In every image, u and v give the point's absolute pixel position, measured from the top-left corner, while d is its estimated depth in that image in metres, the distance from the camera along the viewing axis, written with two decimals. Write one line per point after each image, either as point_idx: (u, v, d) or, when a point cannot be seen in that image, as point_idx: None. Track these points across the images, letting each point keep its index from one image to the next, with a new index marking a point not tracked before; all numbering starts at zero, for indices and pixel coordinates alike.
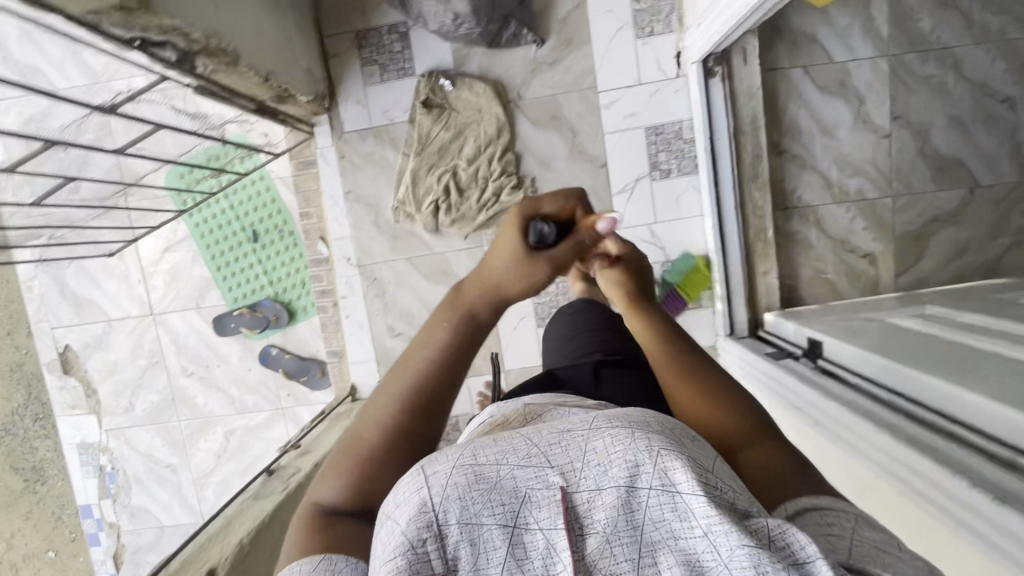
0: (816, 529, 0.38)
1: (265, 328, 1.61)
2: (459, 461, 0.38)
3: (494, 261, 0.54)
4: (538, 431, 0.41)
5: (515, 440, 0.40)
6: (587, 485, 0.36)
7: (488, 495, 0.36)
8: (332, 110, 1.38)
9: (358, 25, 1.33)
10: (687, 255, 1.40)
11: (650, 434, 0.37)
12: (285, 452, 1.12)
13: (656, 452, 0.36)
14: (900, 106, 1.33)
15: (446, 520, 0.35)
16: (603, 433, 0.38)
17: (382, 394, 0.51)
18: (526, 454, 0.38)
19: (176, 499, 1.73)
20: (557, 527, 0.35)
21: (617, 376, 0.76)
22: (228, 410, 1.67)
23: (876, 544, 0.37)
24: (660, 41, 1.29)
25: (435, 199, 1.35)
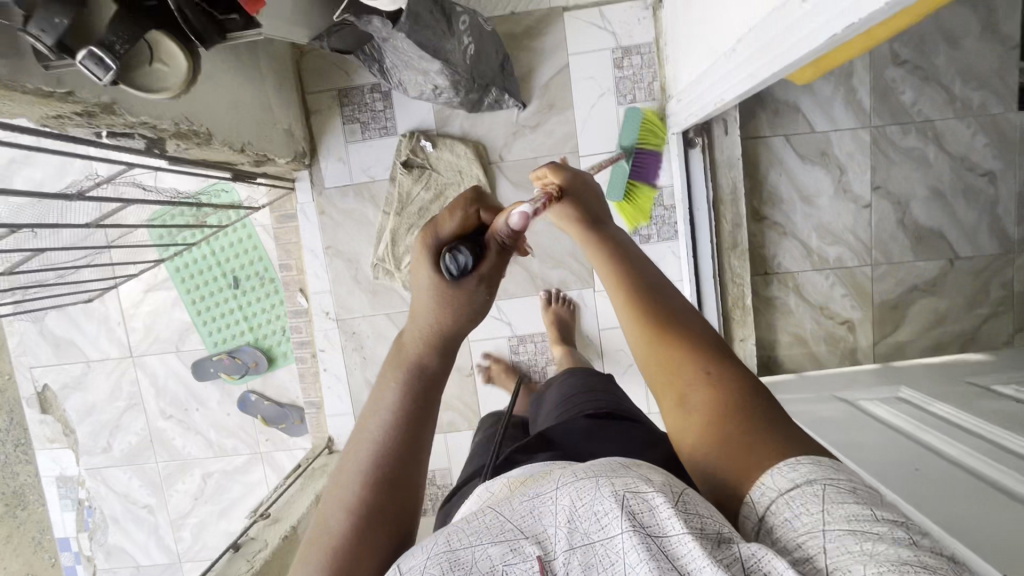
0: (789, 527, 0.37)
1: (244, 374, 1.60)
2: (433, 551, 0.38)
3: (419, 302, 0.51)
4: (508, 500, 0.42)
5: (483, 514, 0.41)
6: (564, 550, 0.37)
7: (467, 574, 0.36)
8: (313, 166, 1.37)
9: (341, 83, 1.33)
10: (634, 111, 1.29)
11: (613, 479, 0.39)
12: (253, 522, 1.12)
13: (623, 498, 0.37)
14: (881, 177, 1.32)
15: None
16: (568, 487, 0.39)
17: (346, 476, 0.46)
18: (497, 524, 0.39)
19: (153, 538, 1.73)
20: None
21: (611, 428, 0.71)
22: (206, 453, 1.67)
23: (849, 523, 0.35)
24: (642, 108, 1.29)
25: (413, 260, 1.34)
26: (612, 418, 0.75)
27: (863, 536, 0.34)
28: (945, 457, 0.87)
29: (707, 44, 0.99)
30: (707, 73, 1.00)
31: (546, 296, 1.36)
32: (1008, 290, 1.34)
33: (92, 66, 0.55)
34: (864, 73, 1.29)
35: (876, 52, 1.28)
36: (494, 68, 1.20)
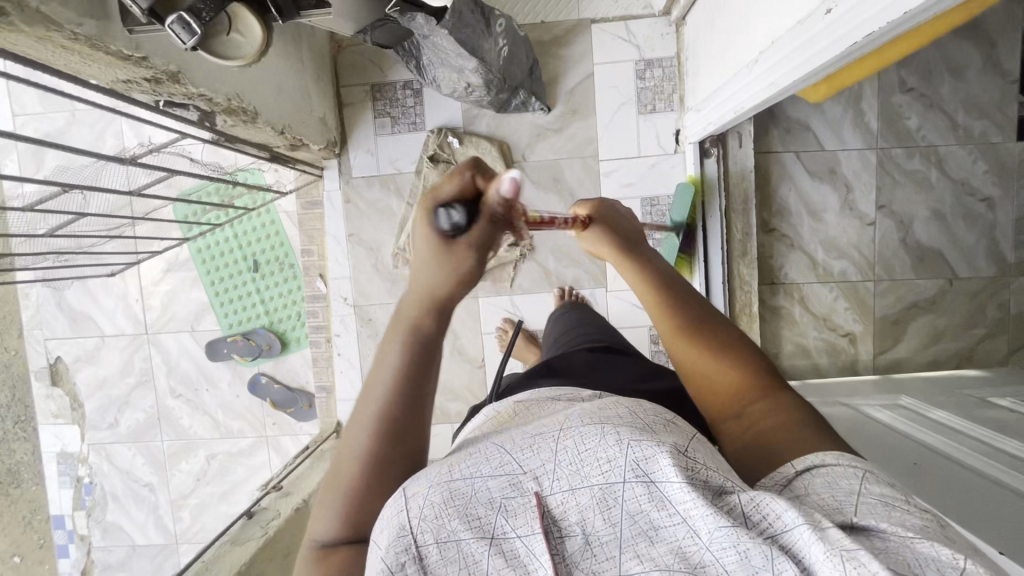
0: (820, 485, 0.40)
1: (256, 356, 1.62)
2: (439, 481, 0.42)
3: (419, 262, 0.48)
4: (512, 438, 0.46)
5: (490, 452, 0.44)
6: (560, 488, 0.41)
7: (467, 504, 0.41)
8: (342, 156, 1.43)
9: (374, 78, 1.39)
10: (686, 187, 1.32)
11: (618, 429, 0.42)
12: (265, 494, 1.13)
13: (626, 445, 0.41)
14: (885, 197, 1.39)
15: (423, 541, 0.39)
16: (576, 432, 0.43)
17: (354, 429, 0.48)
18: (500, 464, 0.43)
19: (151, 518, 1.73)
20: (534, 532, 0.39)
21: (612, 360, 0.79)
22: (212, 434, 1.68)
23: (882, 498, 0.39)
24: (661, 118, 1.36)
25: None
26: (610, 351, 0.84)
27: (888, 505, 0.38)
28: (945, 456, 0.90)
29: (729, 57, 1.05)
30: (728, 84, 1.06)
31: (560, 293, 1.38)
32: (1003, 312, 1.40)
33: (179, 29, 0.61)
34: (872, 97, 1.36)
35: (885, 79, 1.35)
36: (524, 72, 1.26)
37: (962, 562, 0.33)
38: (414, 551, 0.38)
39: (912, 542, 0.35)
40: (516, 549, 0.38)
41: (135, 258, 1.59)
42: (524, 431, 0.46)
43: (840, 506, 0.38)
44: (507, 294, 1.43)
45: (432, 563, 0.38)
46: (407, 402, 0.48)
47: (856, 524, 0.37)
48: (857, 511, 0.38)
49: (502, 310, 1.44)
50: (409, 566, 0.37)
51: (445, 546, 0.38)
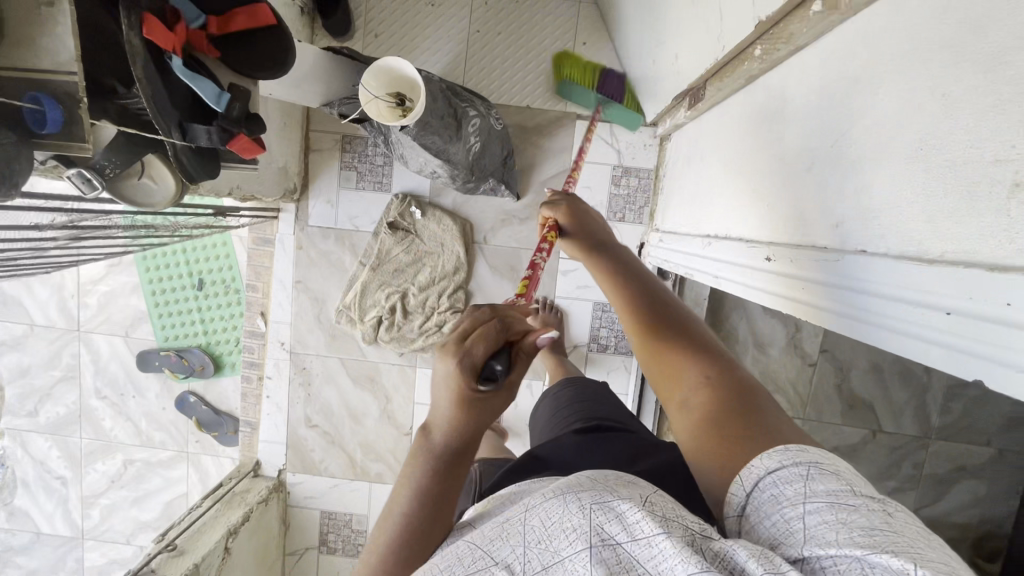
0: (770, 504, 0.39)
1: (188, 375, 1.59)
2: None
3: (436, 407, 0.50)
4: (480, 533, 0.45)
5: (461, 551, 0.44)
6: (533, 569, 0.40)
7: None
8: (301, 201, 1.38)
9: (346, 130, 1.34)
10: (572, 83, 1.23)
11: (580, 494, 0.42)
12: (156, 553, 1.12)
13: (588, 508, 0.41)
14: (830, 343, 1.40)
15: None
16: (539, 509, 0.43)
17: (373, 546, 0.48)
18: (474, 559, 0.42)
19: (59, 510, 1.71)
20: None
21: (603, 436, 0.72)
22: (132, 440, 1.66)
23: (831, 505, 0.36)
24: (628, 229, 1.34)
25: (377, 315, 1.36)
26: (605, 430, 0.77)
27: (841, 509, 0.36)
28: None
29: (693, 211, 1.03)
30: (685, 238, 1.04)
31: (535, 304, 1.35)
32: (916, 470, 1.45)
33: (79, 181, 0.56)
34: None
35: None
36: (497, 162, 1.21)
37: (914, 570, 0.30)
38: None
39: (862, 558, 0.32)
40: None
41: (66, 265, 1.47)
42: (495, 518, 0.46)
43: (792, 532, 0.37)
44: None
45: None
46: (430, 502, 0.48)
47: (806, 554, 0.35)
48: (810, 540, 0.35)
49: None
50: None
51: None
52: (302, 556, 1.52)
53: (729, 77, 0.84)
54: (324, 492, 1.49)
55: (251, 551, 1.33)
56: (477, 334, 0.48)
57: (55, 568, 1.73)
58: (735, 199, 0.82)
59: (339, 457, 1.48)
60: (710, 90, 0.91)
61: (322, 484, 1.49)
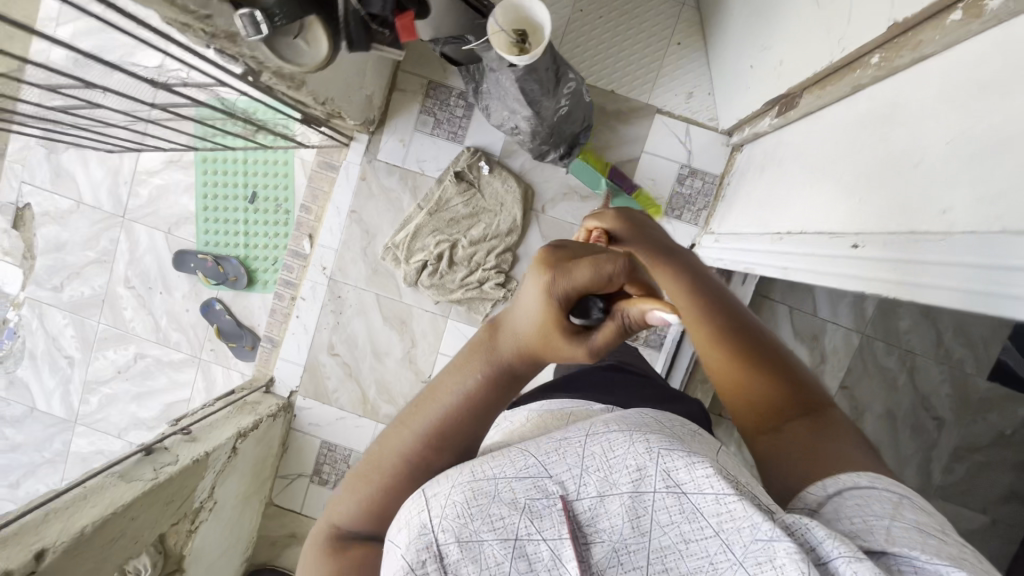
0: (853, 509, 0.43)
1: (220, 283, 1.60)
2: (460, 486, 0.46)
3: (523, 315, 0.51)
4: (533, 450, 0.49)
5: (514, 459, 0.48)
6: (588, 493, 0.44)
7: (491, 505, 0.44)
8: (374, 134, 1.41)
9: (434, 76, 1.38)
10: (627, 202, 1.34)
11: (648, 441, 0.46)
12: (172, 433, 1.14)
13: (654, 455, 0.45)
14: (851, 380, 1.44)
15: (444, 541, 0.42)
16: (602, 447, 0.47)
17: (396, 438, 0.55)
18: (525, 469, 0.46)
19: (59, 389, 1.71)
20: (561, 536, 0.42)
21: (620, 380, 0.84)
22: (149, 335, 1.67)
23: (912, 522, 0.41)
24: (683, 226, 1.37)
25: (424, 259, 1.39)
26: (624, 373, 0.87)
27: (923, 532, 0.40)
28: None
29: (764, 211, 1.06)
30: (750, 237, 1.08)
31: None
32: None
33: (247, 23, 0.68)
34: None
35: None
36: (574, 133, 1.25)
37: None
38: (436, 548, 0.41)
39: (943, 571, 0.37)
40: (540, 550, 0.41)
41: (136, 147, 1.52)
42: (550, 440, 0.50)
43: (870, 529, 0.41)
44: (477, 326, 1.45)
45: (453, 561, 0.41)
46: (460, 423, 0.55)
47: (884, 551, 0.39)
48: (893, 540, 0.39)
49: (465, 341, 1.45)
50: (428, 566, 0.41)
51: (467, 546, 0.42)
52: (293, 481, 1.54)
53: (835, 85, 0.87)
54: (329, 422, 1.50)
55: (252, 459, 1.34)
56: (591, 260, 0.47)
57: (40, 448, 1.72)
58: (823, 194, 0.84)
59: (353, 391, 1.48)
60: (808, 98, 0.95)
61: (330, 415, 1.50)
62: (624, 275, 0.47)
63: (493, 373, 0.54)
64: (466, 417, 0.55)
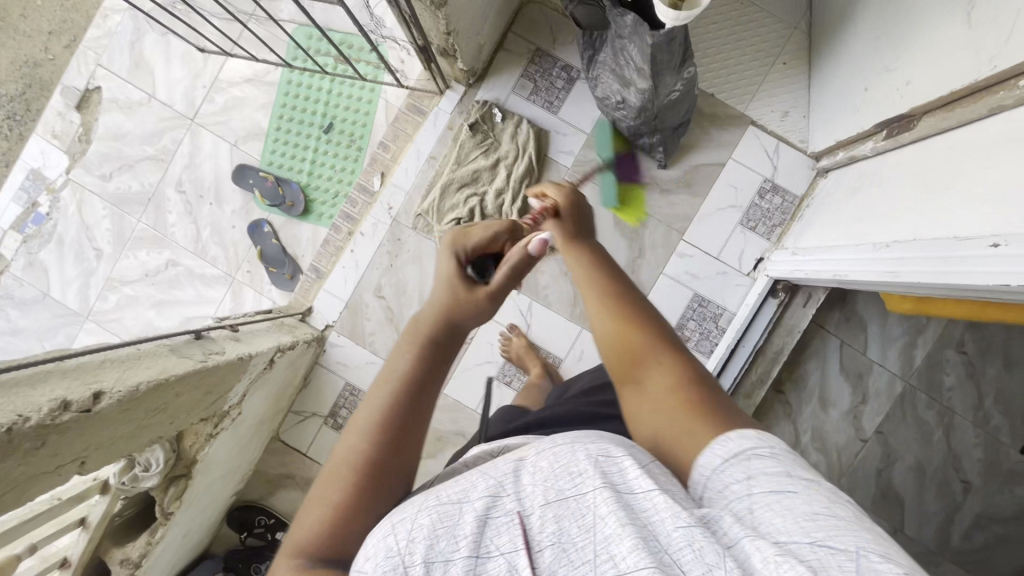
0: (722, 492, 0.43)
1: (276, 205, 1.56)
2: (427, 505, 0.44)
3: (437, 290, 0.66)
4: (491, 466, 0.47)
5: (475, 477, 0.46)
6: (540, 503, 0.42)
7: (456, 524, 0.42)
8: (471, 88, 1.43)
9: (542, 44, 1.40)
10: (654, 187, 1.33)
11: (589, 444, 0.44)
12: (220, 328, 1.09)
13: (597, 459, 0.43)
14: (887, 426, 1.44)
15: (411, 561, 0.40)
16: (550, 451, 0.45)
17: (350, 435, 0.55)
18: (485, 483, 0.44)
19: (79, 280, 1.64)
20: (517, 549, 0.39)
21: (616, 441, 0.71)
22: (188, 244, 1.61)
23: (777, 490, 0.41)
24: (755, 238, 1.38)
25: (456, 218, 1.39)
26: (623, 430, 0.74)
27: (785, 498, 0.40)
28: None
29: (861, 222, 1.06)
30: (842, 246, 1.08)
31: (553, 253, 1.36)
32: None
33: None
34: (931, 337, 1.42)
35: (948, 330, 1.42)
36: (671, 124, 1.27)
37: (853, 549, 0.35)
38: (402, 569, 0.39)
39: (810, 541, 0.36)
40: (499, 565, 0.39)
41: (230, 51, 1.55)
42: (508, 454, 0.49)
43: (746, 508, 0.40)
44: (530, 296, 1.43)
45: None
46: (405, 406, 0.56)
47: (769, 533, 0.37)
48: (762, 521, 0.39)
49: (516, 309, 1.43)
50: None
51: (430, 566, 0.39)
52: (306, 419, 1.47)
53: (965, 107, 0.89)
54: (359, 365, 1.45)
55: (280, 381, 1.28)
56: (488, 236, 0.70)
57: (42, 338, 1.63)
58: (939, 204, 0.87)
59: (391, 337, 1.44)
60: (929, 121, 0.98)
61: (361, 357, 1.45)
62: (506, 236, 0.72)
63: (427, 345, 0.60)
64: (400, 404, 0.56)
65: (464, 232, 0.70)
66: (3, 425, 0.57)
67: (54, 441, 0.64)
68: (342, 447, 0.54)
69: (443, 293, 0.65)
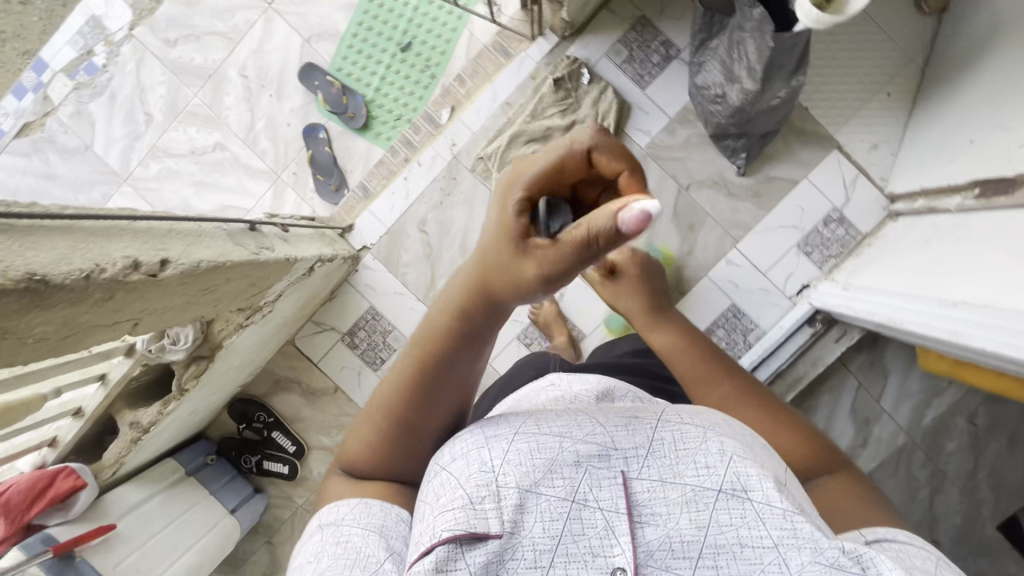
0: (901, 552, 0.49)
1: (336, 113, 1.52)
2: (527, 437, 0.52)
3: (490, 239, 0.53)
4: (612, 421, 0.55)
5: (585, 429, 0.53)
6: (649, 476, 0.50)
7: (555, 464, 0.50)
8: (564, 41, 1.37)
9: (648, 13, 1.34)
10: None
11: (723, 442, 0.51)
12: (272, 226, 1.08)
13: (729, 458, 0.49)
14: (878, 474, 1.46)
15: (503, 484, 0.49)
16: (673, 431, 0.53)
17: (396, 371, 0.59)
18: (592, 436, 0.52)
19: (123, 141, 1.61)
20: (618, 512, 0.48)
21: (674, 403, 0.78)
22: (239, 132, 1.58)
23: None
24: (807, 264, 1.36)
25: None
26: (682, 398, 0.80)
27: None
28: None
29: (930, 275, 1.05)
30: (902, 293, 1.07)
31: None
32: None
33: None
34: (946, 401, 1.43)
35: (965, 399, 1.42)
36: (762, 131, 1.23)
37: None
38: (494, 489, 0.48)
39: None
40: (596, 519, 0.48)
41: None
42: (627, 415, 0.56)
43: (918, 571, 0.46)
44: None
45: (507, 503, 0.48)
46: (450, 355, 0.58)
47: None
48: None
49: None
50: (488, 502, 0.48)
51: (525, 494, 0.48)
52: (323, 332, 1.47)
53: None
54: (386, 293, 1.44)
55: (312, 290, 1.28)
56: (556, 159, 0.49)
57: (77, 191, 1.62)
58: (1017, 276, 0.85)
59: (424, 273, 1.43)
60: None
61: (390, 285, 1.44)
62: (583, 155, 0.50)
63: (467, 307, 0.56)
64: (444, 355, 0.58)
65: (527, 156, 0.52)
66: (82, 271, 0.56)
67: (119, 297, 0.63)
68: (393, 381, 0.59)
69: (495, 232, 0.52)
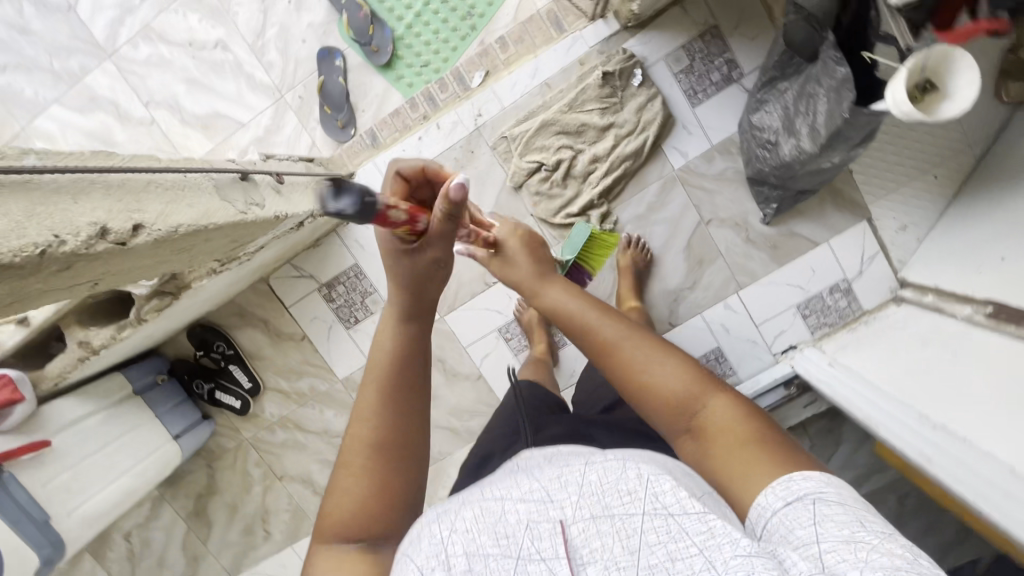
0: (790, 522, 0.49)
1: (359, 43, 1.35)
2: (470, 509, 0.49)
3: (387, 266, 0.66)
4: (536, 475, 0.52)
5: (516, 484, 0.51)
6: (584, 518, 0.47)
7: (497, 523, 0.47)
8: (624, 31, 1.24)
9: (721, 24, 1.21)
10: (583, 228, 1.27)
11: (641, 467, 0.49)
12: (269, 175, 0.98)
13: (648, 479, 0.48)
14: None
15: (454, 553, 0.46)
16: (596, 468, 0.50)
17: (366, 419, 0.64)
18: (527, 490, 0.50)
19: (112, 11, 1.42)
20: (558, 559, 0.45)
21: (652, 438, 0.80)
22: (247, 35, 1.41)
23: (844, 533, 0.46)
24: (801, 327, 1.35)
25: (539, 161, 1.26)
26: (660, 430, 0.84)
27: (850, 537, 0.45)
28: None
29: (915, 384, 1.04)
30: (886, 394, 1.07)
31: (627, 240, 1.31)
32: None
33: None
34: None
35: None
36: (803, 188, 1.17)
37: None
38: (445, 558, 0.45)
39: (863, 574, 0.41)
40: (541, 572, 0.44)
41: None
42: (549, 467, 0.53)
43: (814, 539, 0.46)
44: None
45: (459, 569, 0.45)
46: (402, 380, 0.66)
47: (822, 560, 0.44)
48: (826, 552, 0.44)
49: None
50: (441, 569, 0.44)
51: (472, 558, 0.45)
52: (301, 278, 1.40)
53: None
54: (375, 254, 1.37)
55: (297, 241, 1.19)
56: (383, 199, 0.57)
57: (51, 55, 1.44)
58: (998, 418, 0.85)
59: None
60: None
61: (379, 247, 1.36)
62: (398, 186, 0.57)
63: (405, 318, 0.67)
64: (399, 376, 0.66)
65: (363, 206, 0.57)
66: (39, 247, 0.49)
67: (79, 267, 0.56)
68: (361, 426, 0.64)
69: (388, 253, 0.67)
